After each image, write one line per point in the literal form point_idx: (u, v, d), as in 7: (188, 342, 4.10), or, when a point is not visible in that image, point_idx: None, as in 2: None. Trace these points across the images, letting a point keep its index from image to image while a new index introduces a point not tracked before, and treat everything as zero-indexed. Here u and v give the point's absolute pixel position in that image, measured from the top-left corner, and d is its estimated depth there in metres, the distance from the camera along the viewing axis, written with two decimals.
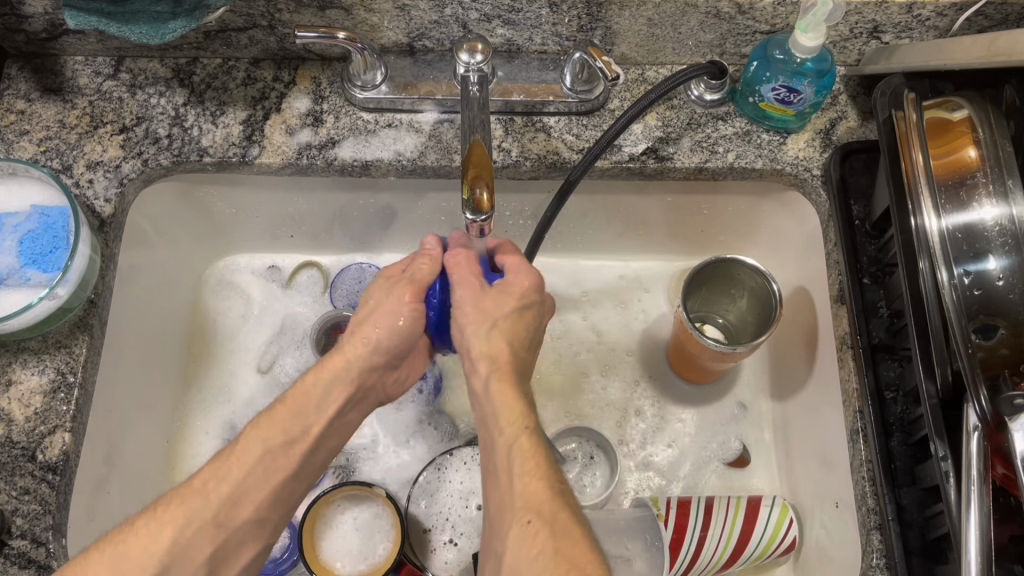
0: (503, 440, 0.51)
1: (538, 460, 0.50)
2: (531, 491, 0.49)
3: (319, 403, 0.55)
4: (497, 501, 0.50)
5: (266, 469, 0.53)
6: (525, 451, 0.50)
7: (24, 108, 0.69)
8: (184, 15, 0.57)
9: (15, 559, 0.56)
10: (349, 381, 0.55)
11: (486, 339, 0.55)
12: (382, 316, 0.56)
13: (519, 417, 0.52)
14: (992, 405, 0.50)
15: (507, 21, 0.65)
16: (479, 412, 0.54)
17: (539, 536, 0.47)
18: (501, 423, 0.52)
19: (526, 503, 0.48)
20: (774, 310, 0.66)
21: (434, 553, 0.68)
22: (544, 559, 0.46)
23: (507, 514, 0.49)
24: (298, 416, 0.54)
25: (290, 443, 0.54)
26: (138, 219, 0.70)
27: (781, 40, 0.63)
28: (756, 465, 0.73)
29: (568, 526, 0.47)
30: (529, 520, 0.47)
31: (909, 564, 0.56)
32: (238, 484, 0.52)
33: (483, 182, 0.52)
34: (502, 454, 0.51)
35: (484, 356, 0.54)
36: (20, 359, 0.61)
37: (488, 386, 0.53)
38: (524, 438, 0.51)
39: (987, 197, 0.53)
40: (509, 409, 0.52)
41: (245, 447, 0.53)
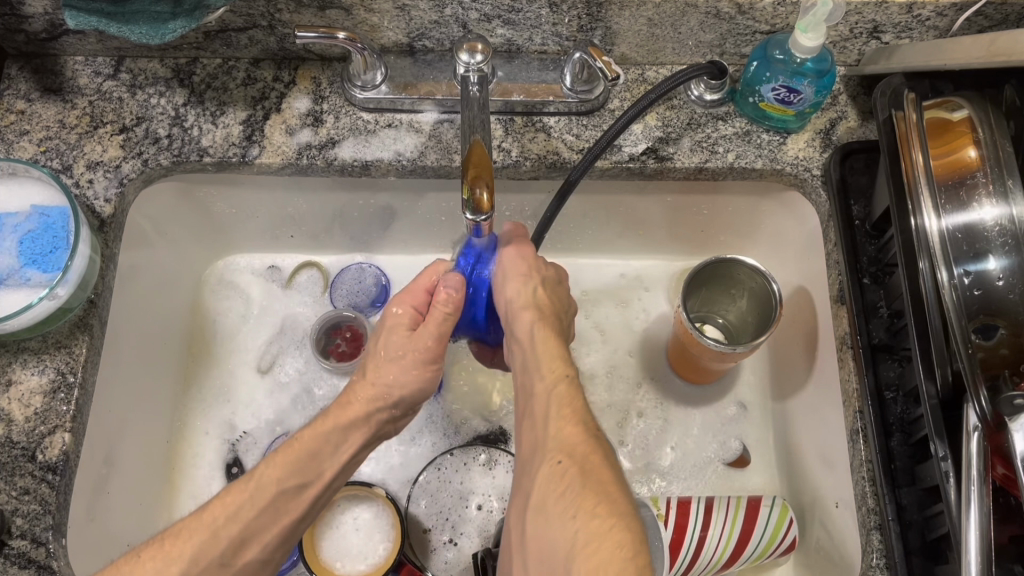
0: (542, 386, 0.54)
1: (575, 407, 0.52)
2: (564, 435, 0.51)
3: (336, 450, 0.56)
4: (532, 440, 0.52)
5: (275, 511, 0.53)
6: (563, 397, 0.53)
7: (24, 108, 0.69)
8: (184, 15, 0.57)
9: (15, 559, 0.56)
10: (366, 433, 0.57)
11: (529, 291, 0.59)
12: (400, 364, 0.58)
13: (560, 368, 0.55)
14: (992, 405, 0.50)
15: (507, 21, 0.65)
16: (521, 360, 0.57)
17: (568, 473, 0.49)
18: (542, 370, 0.55)
19: (560, 444, 0.50)
20: (774, 311, 0.66)
21: (434, 553, 0.68)
22: (570, 495, 0.47)
23: (539, 454, 0.51)
24: (316, 460, 0.55)
25: (302, 487, 0.55)
26: (138, 219, 0.70)
27: (781, 40, 0.63)
28: (755, 466, 0.73)
29: (597, 467, 0.49)
30: (559, 460, 0.49)
31: (909, 564, 0.56)
32: (246, 526, 0.52)
33: (482, 182, 0.52)
34: (539, 400, 0.53)
35: (528, 306, 0.58)
36: (20, 359, 0.61)
37: (532, 334, 0.57)
38: (562, 386, 0.54)
39: (987, 197, 0.53)
40: (550, 361, 0.55)
41: (259, 485, 0.53)
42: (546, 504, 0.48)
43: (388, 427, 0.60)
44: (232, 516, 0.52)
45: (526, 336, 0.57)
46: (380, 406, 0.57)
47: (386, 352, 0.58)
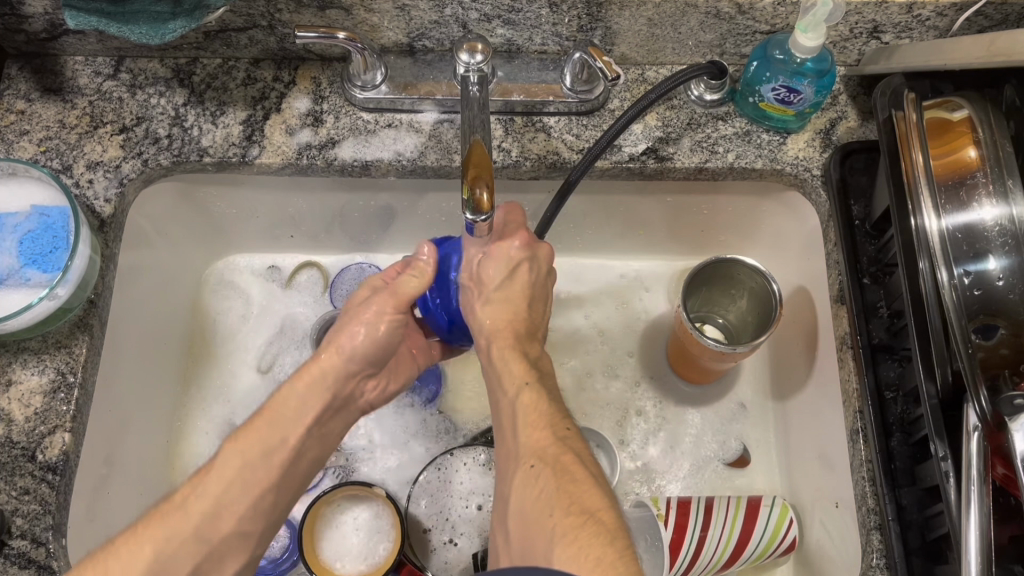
0: (508, 399, 0.55)
1: (541, 411, 0.53)
2: (535, 441, 0.52)
3: (298, 412, 0.55)
4: (505, 454, 0.53)
5: (244, 483, 0.52)
6: (529, 406, 0.54)
7: (24, 108, 0.69)
8: (184, 15, 0.57)
9: (15, 559, 0.56)
10: (327, 392, 0.56)
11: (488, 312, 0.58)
12: (363, 321, 0.57)
13: (521, 376, 0.56)
14: (992, 405, 0.50)
15: (507, 21, 0.65)
16: (486, 378, 0.58)
17: (541, 477, 0.49)
18: (505, 383, 0.56)
19: (532, 450, 0.51)
20: (774, 310, 0.66)
21: (434, 553, 0.68)
22: (545, 498, 0.48)
23: (512, 464, 0.52)
24: (279, 426, 0.55)
25: (268, 454, 0.54)
26: (138, 219, 0.70)
27: (781, 40, 0.63)
28: (756, 466, 0.73)
29: (571, 466, 0.50)
30: (532, 464, 0.50)
31: (909, 565, 0.56)
32: (218, 500, 0.51)
33: (483, 182, 0.52)
34: (507, 411, 0.55)
35: (486, 330, 0.58)
36: (20, 359, 0.61)
37: (491, 355, 0.57)
38: (526, 391, 0.55)
39: (987, 197, 0.53)
40: (512, 368, 0.56)
41: (222, 463, 0.53)
42: (524, 508, 0.49)
43: (356, 388, 0.59)
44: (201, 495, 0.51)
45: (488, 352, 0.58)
46: (337, 360, 0.57)
47: (346, 320, 0.58)
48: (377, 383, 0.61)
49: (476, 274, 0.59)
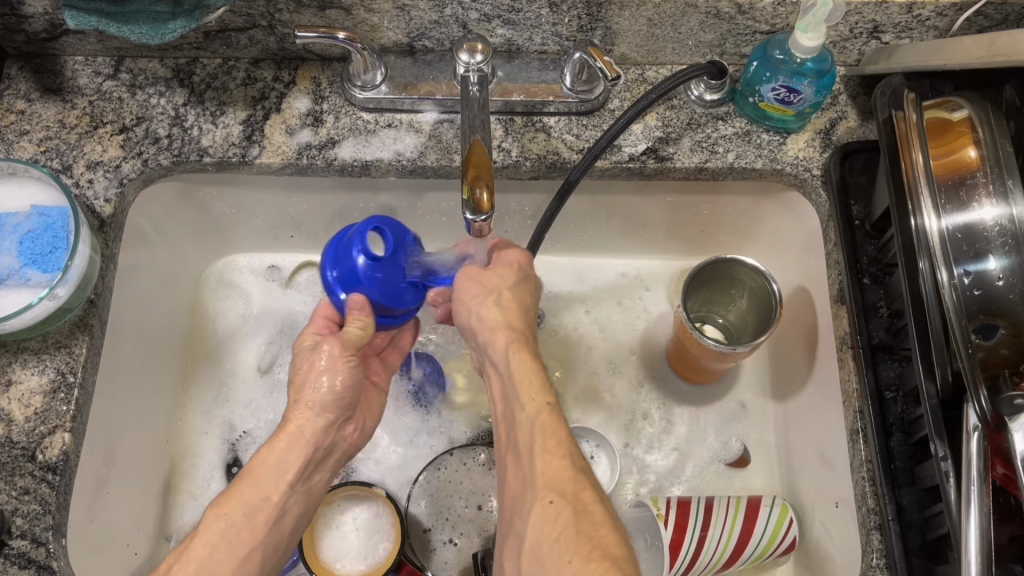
0: (525, 416, 0.54)
1: (559, 439, 0.52)
2: (552, 472, 0.51)
3: (281, 467, 0.54)
4: (520, 479, 0.52)
5: (226, 547, 0.51)
6: (547, 427, 0.53)
7: (24, 108, 0.69)
8: (184, 15, 0.57)
9: (15, 559, 0.56)
10: (306, 444, 0.56)
11: (499, 311, 0.58)
12: (316, 372, 0.57)
13: (541, 394, 0.54)
14: (992, 405, 0.50)
15: (507, 21, 0.65)
16: (502, 387, 0.56)
17: (561, 516, 0.49)
18: (522, 399, 0.54)
19: (548, 482, 0.50)
20: (774, 311, 0.66)
21: (434, 553, 0.68)
22: (565, 540, 0.48)
23: (527, 493, 0.51)
24: (260, 487, 0.54)
25: (252, 515, 0.53)
26: (138, 219, 0.70)
27: (781, 40, 0.63)
28: (755, 466, 0.73)
29: (589, 508, 0.50)
30: (551, 500, 0.49)
31: (909, 564, 0.56)
32: (200, 565, 0.50)
33: (483, 182, 0.52)
34: (524, 430, 0.53)
35: (501, 327, 0.58)
36: (20, 359, 0.61)
37: (507, 356, 0.56)
38: (546, 416, 0.53)
39: (987, 197, 0.53)
40: (531, 386, 0.54)
41: (205, 529, 0.52)
42: (540, 549, 0.48)
43: (335, 436, 0.59)
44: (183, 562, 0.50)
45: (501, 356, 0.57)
46: (310, 414, 0.57)
47: (302, 373, 0.58)
48: (356, 423, 0.62)
49: (493, 284, 0.60)
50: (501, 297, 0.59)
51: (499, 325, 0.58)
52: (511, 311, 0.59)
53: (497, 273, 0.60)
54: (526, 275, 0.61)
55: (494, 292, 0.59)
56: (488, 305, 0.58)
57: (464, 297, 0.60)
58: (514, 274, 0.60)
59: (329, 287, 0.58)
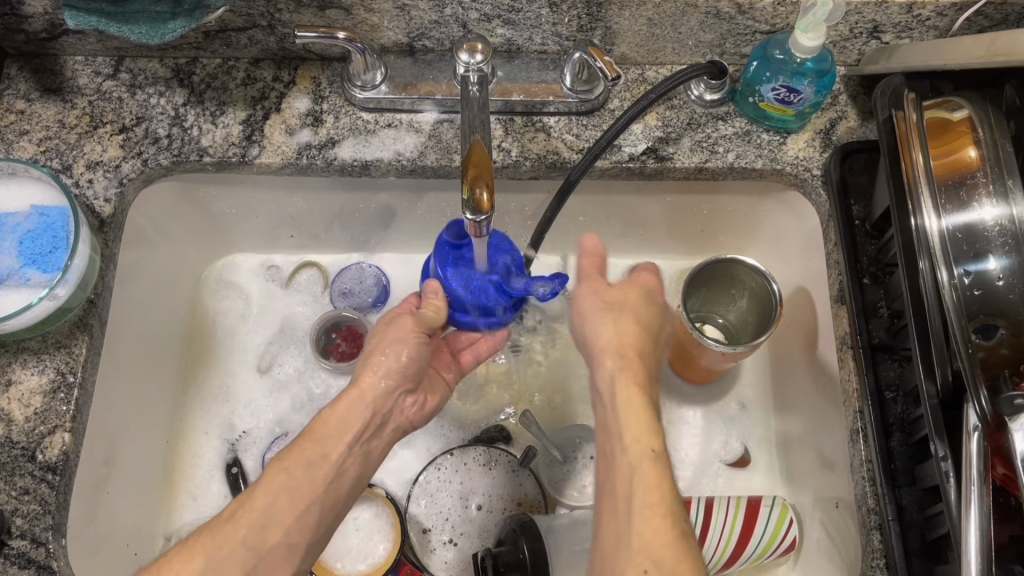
0: (627, 461, 0.52)
1: (662, 494, 0.50)
2: (650, 531, 0.49)
3: (340, 428, 0.56)
4: (615, 532, 0.51)
5: (289, 497, 0.52)
6: (649, 480, 0.51)
7: (24, 108, 0.69)
8: (184, 15, 0.57)
9: (15, 559, 0.56)
10: (366, 410, 0.58)
11: (614, 331, 0.58)
12: (389, 343, 0.59)
13: (647, 438, 0.53)
14: (992, 405, 0.49)
15: (507, 21, 0.65)
16: (606, 420, 0.56)
17: None
18: (626, 441, 0.53)
19: (643, 544, 0.49)
20: (774, 311, 0.66)
21: (434, 553, 0.68)
22: None
23: (621, 552, 0.49)
24: (320, 443, 0.56)
25: (313, 470, 0.54)
26: (138, 219, 0.70)
27: (781, 40, 0.63)
28: (755, 466, 0.73)
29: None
30: (645, 569, 0.48)
31: (909, 565, 0.56)
32: (263, 512, 0.51)
33: (482, 182, 0.52)
34: (625, 476, 0.52)
35: (614, 351, 0.57)
36: (20, 359, 0.61)
37: (614, 384, 0.56)
38: (650, 464, 0.52)
39: (987, 197, 0.53)
40: (639, 427, 0.53)
41: (268, 479, 0.53)
42: None
43: (393, 405, 0.60)
44: (249, 506, 0.51)
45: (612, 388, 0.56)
46: (375, 380, 0.58)
47: (376, 342, 0.60)
48: (416, 399, 0.62)
49: (615, 303, 0.60)
50: (627, 315, 0.59)
51: (613, 348, 0.58)
52: (630, 331, 0.58)
53: (627, 295, 0.61)
54: (654, 300, 0.62)
55: (618, 313, 0.59)
56: (607, 323, 0.59)
57: (585, 311, 0.60)
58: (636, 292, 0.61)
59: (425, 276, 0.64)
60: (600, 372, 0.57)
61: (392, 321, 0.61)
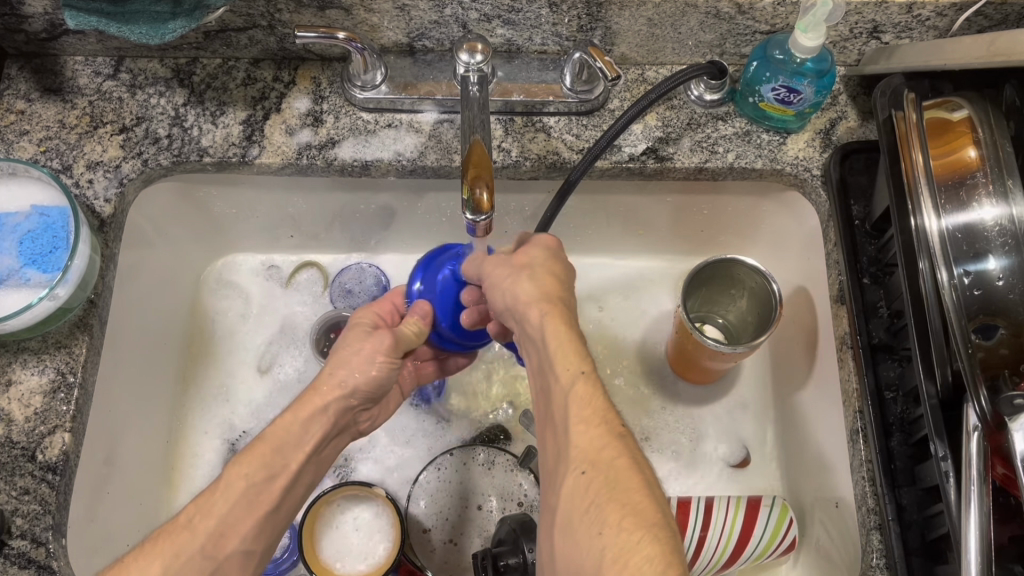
0: (560, 387, 0.50)
1: (596, 408, 0.49)
2: (587, 441, 0.48)
3: (299, 437, 0.55)
4: (556, 450, 0.50)
5: (249, 504, 0.52)
6: (580, 399, 0.49)
7: (24, 108, 0.69)
8: (184, 15, 0.57)
9: (15, 559, 0.56)
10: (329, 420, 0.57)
11: (520, 294, 0.55)
12: (360, 360, 0.58)
13: (576, 362, 0.51)
14: (992, 405, 0.49)
15: (507, 21, 0.65)
16: (538, 359, 0.53)
17: (592, 487, 0.46)
18: (557, 368, 0.51)
19: (583, 452, 0.47)
20: (774, 311, 0.66)
21: (434, 553, 0.68)
22: (594, 510, 0.45)
23: (563, 463, 0.48)
24: (281, 453, 0.54)
25: (270, 479, 0.53)
26: (138, 219, 0.70)
27: (781, 40, 0.63)
28: (755, 466, 0.73)
29: (623, 473, 0.46)
30: (583, 471, 0.47)
31: (909, 564, 0.56)
32: (222, 519, 0.50)
33: (482, 182, 0.52)
34: (560, 403, 0.50)
35: (534, 301, 0.54)
36: (20, 359, 0.61)
37: (542, 327, 0.53)
38: (580, 385, 0.50)
39: (987, 197, 0.53)
40: (566, 355, 0.51)
41: (226, 485, 0.51)
42: (572, 520, 0.46)
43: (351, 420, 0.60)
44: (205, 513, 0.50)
45: (559, 386, 0.50)
46: (340, 394, 0.57)
47: (343, 352, 0.59)
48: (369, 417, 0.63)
49: (518, 266, 0.57)
50: (535, 275, 0.56)
51: (536, 298, 0.55)
52: (552, 300, 0.55)
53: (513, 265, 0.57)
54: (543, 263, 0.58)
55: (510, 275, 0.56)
56: (521, 283, 0.56)
57: (490, 277, 0.57)
58: (544, 253, 0.58)
59: (412, 286, 0.64)
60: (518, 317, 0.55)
61: (365, 335, 0.60)
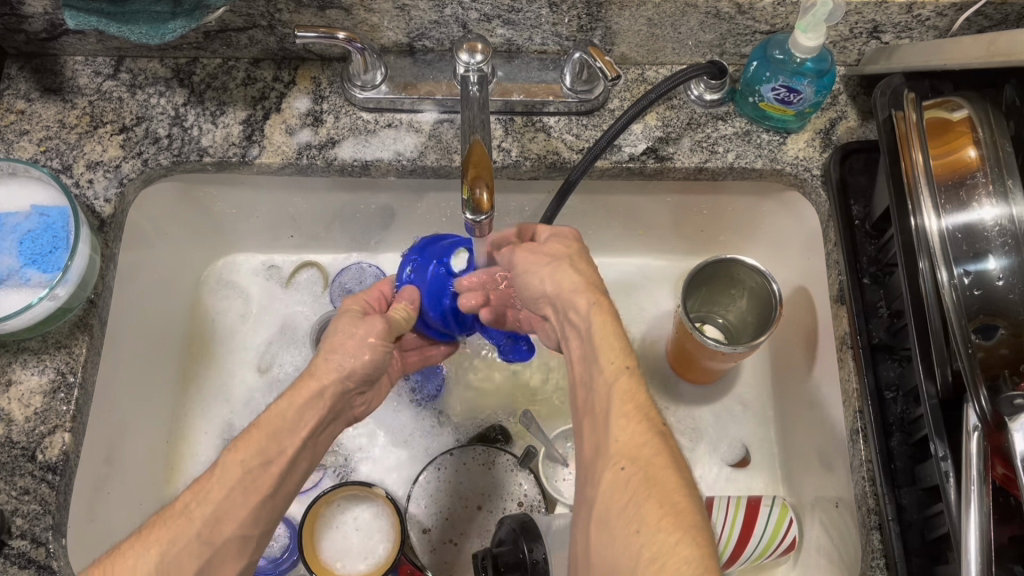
0: (604, 380, 0.50)
1: (639, 404, 0.48)
2: (629, 437, 0.47)
3: (296, 422, 0.55)
4: (594, 442, 0.49)
5: (245, 489, 0.52)
6: (624, 394, 0.49)
7: (24, 108, 0.69)
8: (184, 15, 0.57)
9: (15, 559, 0.56)
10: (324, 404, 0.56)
11: (559, 282, 0.54)
12: (353, 343, 0.58)
13: (620, 356, 0.50)
14: (992, 405, 0.49)
15: (507, 21, 0.65)
16: (580, 348, 0.53)
17: (631, 484, 0.46)
18: (602, 360, 0.50)
19: (624, 448, 0.47)
20: (774, 311, 0.66)
21: (434, 552, 0.68)
22: (633, 507, 0.45)
23: (601, 457, 0.48)
24: (277, 438, 0.54)
25: (265, 465, 0.53)
26: (138, 219, 0.70)
27: (781, 40, 0.63)
28: (756, 466, 0.73)
29: (662, 472, 0.46)
30: (622, 467, 0.46)
31: (909, 565, 0.56)
32: (218, 505, 0.51)
33: (482, 182, 0.52)
34: (602, 395, 0.50)
35: (575, 291, 0.54)
36: (20, 359, 0.61)
37: (589, 316, 0.52)
38: (624, 379, 0.49)
39: (987, 197, 0.53)
40: (611, 348, 0.50)
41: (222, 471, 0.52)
42: (608, 515, 0.46)
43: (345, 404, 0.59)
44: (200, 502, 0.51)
45: (603, 379, 0.50)
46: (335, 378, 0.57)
47: (338, 338, 0.58)
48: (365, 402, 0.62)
49: (555, 255, 0.57)
50: (574, 265, 0.56)
51: (579, 287, 0.54)
52: (596, 289, 0.54)
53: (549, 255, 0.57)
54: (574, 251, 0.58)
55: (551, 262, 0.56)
56: (562, 270, 0.55)
57: (523, 264, 0.57)
58: (574, 243, 0.58)
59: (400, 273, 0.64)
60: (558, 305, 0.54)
61: (357, 320, 0.60)
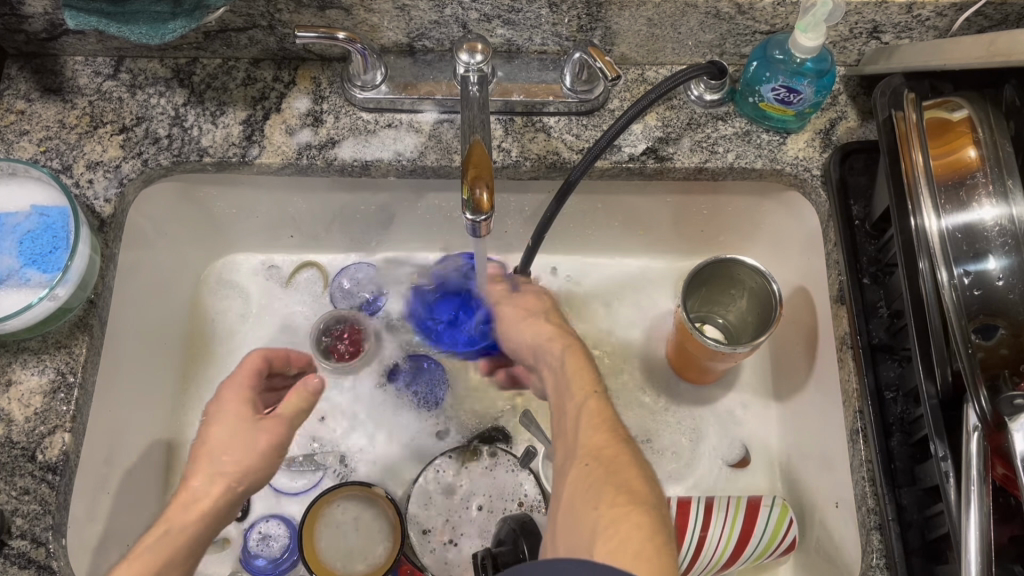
0: (574, 403, 0.58)
1: (605, 418, 0.57)
2: (595, 442, 0.55)
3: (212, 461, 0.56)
4: (564, 450, 0.56)
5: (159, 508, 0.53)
6: (593, 412, 0.57)
7: (24, 108, 0.69)
8: (184, 15, 0.57)
9: (15, 559, 0.56)
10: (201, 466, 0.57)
11: (531, 332, 0.65)
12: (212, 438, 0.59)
13: (588, 385, 0.59)
14: (992, 405, 0.49)
15: (507, 21, 0.65)
16: (554, 383, 0.61)
17: (594, 474, 0.52)
18: (573, 389, 0.59)
19: (589, 449, 0.55)
20: (774, 311, 0.66)
21: (434, 553, 0.68)
22: (594, 492, 0.51)
23: (571, 459, 0.55)
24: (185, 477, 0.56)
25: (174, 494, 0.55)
26: (138, 219, 0.70)
27: (781, 40, 0.63)
28: (756, 466, 0.73)
29: (623, 467, 0.53)
30: (587, 463, 0.53)
31: (909, 564, 0.56)
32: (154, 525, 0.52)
33: (483, 182, 0.52)
34: (572, 415, 0.58)
35: (551, 339, 0.64)
36: (20, 359, 0.61)
37: (563, 359, 0.62)
38: (592, 402, 0.58)
39: (987, 197, 0.53)
40: (581, 378, 0.59)
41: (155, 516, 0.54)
42: (573, 505, 0.52)
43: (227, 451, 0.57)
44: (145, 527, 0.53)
45: (573, 402, 0.58)
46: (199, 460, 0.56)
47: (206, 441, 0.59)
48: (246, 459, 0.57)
49: (528, 309, 0.67)
50: (547, 316, 0.67)
51: (554, 335, 0.64)
52: (567, 338, 0.64)
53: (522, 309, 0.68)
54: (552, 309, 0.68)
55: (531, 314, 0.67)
56: (534, 321, 0.66)
57: (507, 315, 0.68)
58: (547, 301, 0.69)
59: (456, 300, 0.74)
60: (538, 353, 0.64)
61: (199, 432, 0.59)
